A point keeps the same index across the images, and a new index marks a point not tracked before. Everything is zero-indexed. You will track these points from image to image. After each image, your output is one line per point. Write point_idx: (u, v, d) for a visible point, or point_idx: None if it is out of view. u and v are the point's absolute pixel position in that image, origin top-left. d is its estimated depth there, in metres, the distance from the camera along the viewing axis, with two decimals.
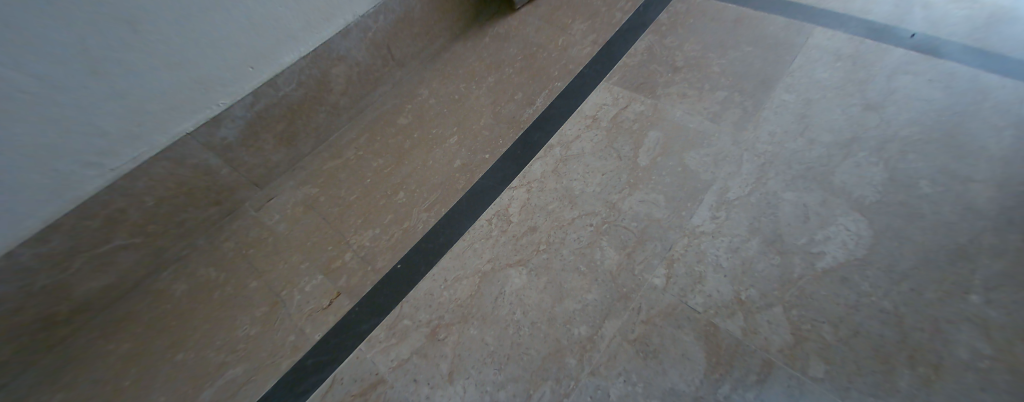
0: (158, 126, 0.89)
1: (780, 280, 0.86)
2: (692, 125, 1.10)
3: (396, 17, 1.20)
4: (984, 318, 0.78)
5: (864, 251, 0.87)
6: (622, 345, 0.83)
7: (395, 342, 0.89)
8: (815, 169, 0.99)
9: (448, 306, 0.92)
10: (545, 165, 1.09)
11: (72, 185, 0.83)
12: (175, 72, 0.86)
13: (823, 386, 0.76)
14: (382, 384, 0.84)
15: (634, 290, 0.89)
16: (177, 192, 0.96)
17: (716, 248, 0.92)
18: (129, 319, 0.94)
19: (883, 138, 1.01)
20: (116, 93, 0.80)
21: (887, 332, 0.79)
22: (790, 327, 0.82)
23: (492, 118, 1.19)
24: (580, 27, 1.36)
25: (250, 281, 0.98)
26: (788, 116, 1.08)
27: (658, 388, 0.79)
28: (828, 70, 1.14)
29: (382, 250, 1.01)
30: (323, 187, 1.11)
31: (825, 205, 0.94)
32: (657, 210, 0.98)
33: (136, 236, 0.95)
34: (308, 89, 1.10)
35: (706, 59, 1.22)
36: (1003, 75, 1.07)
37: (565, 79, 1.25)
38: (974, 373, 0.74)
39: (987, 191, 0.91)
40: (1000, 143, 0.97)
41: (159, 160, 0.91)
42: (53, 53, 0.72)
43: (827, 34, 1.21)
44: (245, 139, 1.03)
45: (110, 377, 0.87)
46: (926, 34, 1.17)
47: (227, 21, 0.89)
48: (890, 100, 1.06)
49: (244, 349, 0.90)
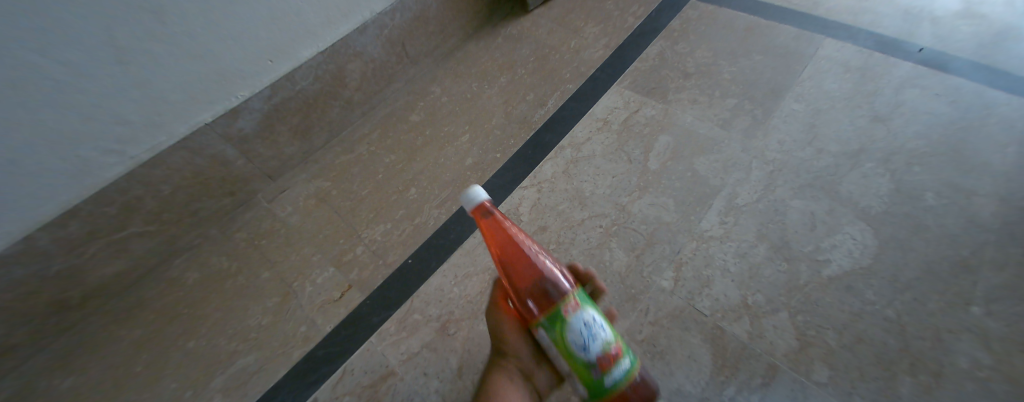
0: (178, 116, 0.90)
1: (787, 285, 0.88)
2: (701, 131, 1.12)
3: (412, 15, 1.22)
4: (984, 329, 0.80)
5: (869, 260, 0.89)
6: (630, 345, 0.85)
7: (406, 335, 0.90)
8: (822, 179, 1.00)
9: (458, 302, 0.93)
10: (556, 166, 1.10)
11: (92, 172, 0.84)
12: (196, 64, 0.87)
13: (826, 390, 0.78)
14: (392, 376, 0.86)
15: (642, 291, 0.90)
16: (193, 182, 0.98)
17: (723, 253, 0.93)
18: (142, 305, 0.96)
19: (890, 150, 1.02)
20: (138, 83, 0.81)
21: (889, 340, 0.81)
22: (794, 332, 0.83)
23: (505, 118, 1.21)
24: (592, 30, 1.37)
25: (263, 271, 0.99)
26: (796, 126, 1.09)
27: (665, 388, 0.80)
28: (837, 82, 1.16)
29: (394, 245, 1.02)
30: (336, 181, 1.12)
31: (832, 214, 0.95)
32: (666, 214, 1.00)
33: (151, 223, 0.96)
34: (324, 83, 1.11)
35: (717, 66, 1.24)
36: (1008, 92, 1.09)
37: (576, 82, 1.26)
38: (974, 383, 0.76)
39: (991, 206, 0.93)
40: (1005, 159, 0.98)
41: (178, 150, 0.92)
42: (79, 41, 0.73)
43: (836, 46, 1.23)
44: (261, 131, 1.04)
45: (123, 361, 0.89)
46: (934, 49, 1.19)
47: (249, 14, 0.89)
48: (898, 112, 1.08)
49: (256, 338, 0.91)
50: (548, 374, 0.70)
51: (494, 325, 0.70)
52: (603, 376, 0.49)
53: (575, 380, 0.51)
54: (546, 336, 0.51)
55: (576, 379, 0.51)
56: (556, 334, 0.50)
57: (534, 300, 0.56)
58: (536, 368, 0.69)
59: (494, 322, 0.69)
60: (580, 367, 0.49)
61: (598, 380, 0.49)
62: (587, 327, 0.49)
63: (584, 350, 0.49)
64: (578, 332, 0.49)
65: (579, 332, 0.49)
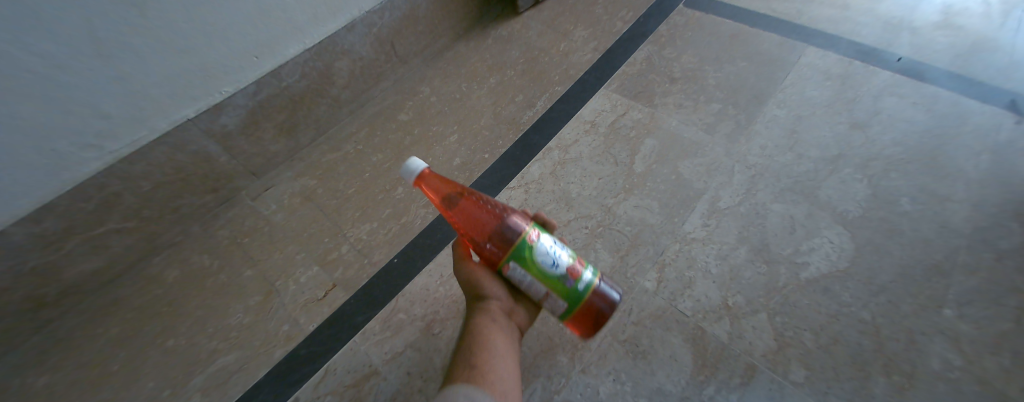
0: (160, 111, 0.88)
1: (766, 287, 0.90)
2: (686, 135, 1.13)
3: (402, 14, 1.21)
4: (956, 331, 0.82)
5: (846, 263, 0.91)
6: (613, 345, 0.86)
7: (390, 335, 0.90)
8: (802, 183, 1.03)
9: (443, 302, 0.93)
10: (543, 167, 1.11)
11: (69, 167, 0.82)
12: (179, 59, 0.86)
13: (802, 390, 0.79)
14: (375, 376, 0.85)
15: (626, 292, 0.91)
16: (175, 178, 0.96)
17: (706, 255, 0.95)
18: (120, 303, 0.94)
19: (868, 156, 1.05)
20: (119, 77, 0.80)
21: (864, 341, 0.83)
22: (773, 333, 0.85)
23: (493, 118, 1.21)
24: (581, 33, 1.39)
25: (245, 269, 0.98)
26: (778, 131, 1.12)
27: (646, 387, 0.81)
28: (818, 89, 1.19)
29: (379, 245, 1.01)
30: (322, 179, 1.12)
31: (811, 218, 0.97)
32: (650, 216, 1.01)
33: (131, 220, 0.95)
34: (311, 81, 1.10)
35: (702, 71, 1.26)
36: (982, 102, 1.12)
37: (565, 84, 1.27)
38: (944, 383, 0.78)
39: (964, 212, 0.96)
40: (977, 166, 1.02)
41: (159, 145, 0.91)
42: (58, 33, 0.71)
43: (818, 54, 1.26)
44: (245, 128, 1.03)
45: (99, 360, 0.87)
46: (912, 59, 1.22)
47: (235, 10, 0.88)
48: (876, 120, 1.11)
49: (238, 337, 0.90)
50: (525, 310, 0.73)
51: (465, 279, 0.71)
52: (577, 283, 0.59)
53: (554, 297, 0.59)
54: (519, 267, 0.58)
55: (554, 296, 0.58)
56: (528, 262, 0.57)
57: (496, 241, 0.61)
58: (514, 306, 0.72)
59: (465, 276, 0.70)
60: (555, 283, 0.58)
61: (572, 289, 0.58)
62: (551, 249, 0.58)
63: (554, 266, 0.58)
64: (546, 254, 0.58)
65: (546, 251, 0.58)
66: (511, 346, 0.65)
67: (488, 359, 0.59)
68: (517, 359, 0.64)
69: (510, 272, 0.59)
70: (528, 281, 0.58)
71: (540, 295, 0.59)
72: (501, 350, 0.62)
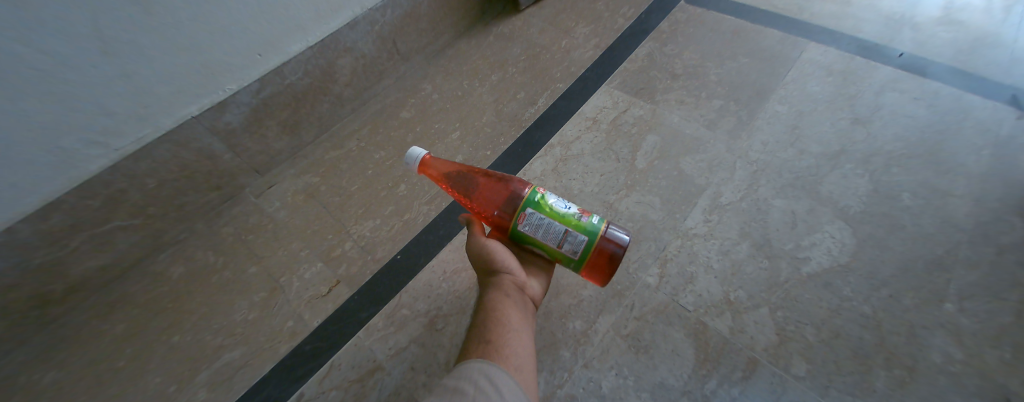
0: (164, 108, 0.89)
1: (768, 282, 0.90)
2: (688, 131, 1.14)
3: (403, 12, 1.21)
4: (957, 325, 0.83)
5: (847, 258, 0.92)
6: (615, 340, 0.86)
7: (394, 330, 0.90)
8: (803, 179, 1.03)
9: (446, 297, 0.94)
10: (545, 164, 1.11)
11: (74, 164, 0.82)
12: (183, 57, 0.86)
13: (804, 383, 0.80)
14: (380, 370, 0.86)
15: (628, 287, 0.91)
16: (179, 175, 0.97)
17: (707, 250, 0.95)
18: (126, 299, 0.95)
19: (869, 152, 1.05)
20: (124, 75, 0.81)
21: (865, 335, 0.83)
22: (774, 328, 0.85)
23: (495, 115, 1.21)
24: (583, 30, 1.39)
25: (250, 266, 0.99)
26: (779, 127, 1.12)
27: (648, 381, 0.82)
28: (820, 84, 1.19)
29: (383, 241, 1.02)
30: (325, 176, 1.12)
31: (812, 213, 0.98)
32: (652, 212, 1.01)
33: (136, 217, 0.95)
34: (313, 78, 1.10)
35: (704, 68, 1.26)
36: (984, 98, 1.12)
37: (566, 81, 1.27)
38: (945, 376, 0.79)
39: (966, 207, 0.96)
40: (979, 161, 1.02)
41: (164, 143, 0.91)
42: (63, 32, 0.72)
43: (820, 50, 1.26)
44: (249, 126, 1.04)
45: (106, 355, 0.88)
46: (914, 55, 1.22)
47: (237, 9, 0.89)
48: (878, 116, 1.11)
49: (243, 332, 0.91)
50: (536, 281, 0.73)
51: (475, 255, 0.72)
52: (589, 218, 0.65)
53: (572, 234, 0.64)
54: (535, 212, 0.65)
55: (572, 231, 0.64)
56: (541, 205, 0.65)
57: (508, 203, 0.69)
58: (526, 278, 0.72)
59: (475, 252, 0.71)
60: (570, 220, 0.64)
61: (586, 223, 0.65)
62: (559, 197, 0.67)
63: (566, 207, 0.65)
64: (556, 200, 0.66)
65: (555, 197, 0.66)
66: (526, 316, 0.67)
67: (504, 333, 0.61)
68: (531, 329, 0.66)
69: (526, 221, 0.65)
70: (545, 224, 0.64)
71: (559, 236, 0.64)
72: (517, 325, 0.63)
